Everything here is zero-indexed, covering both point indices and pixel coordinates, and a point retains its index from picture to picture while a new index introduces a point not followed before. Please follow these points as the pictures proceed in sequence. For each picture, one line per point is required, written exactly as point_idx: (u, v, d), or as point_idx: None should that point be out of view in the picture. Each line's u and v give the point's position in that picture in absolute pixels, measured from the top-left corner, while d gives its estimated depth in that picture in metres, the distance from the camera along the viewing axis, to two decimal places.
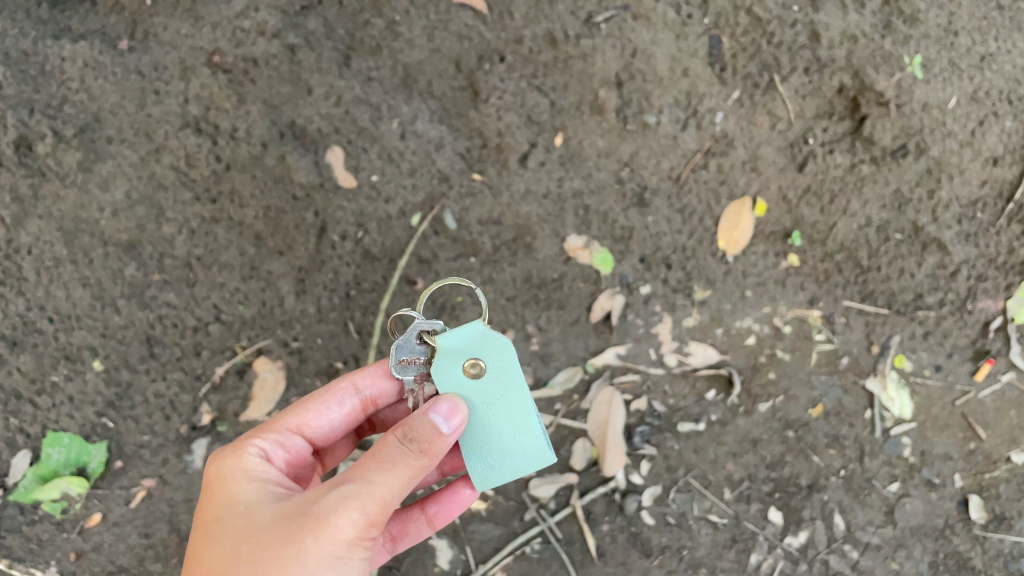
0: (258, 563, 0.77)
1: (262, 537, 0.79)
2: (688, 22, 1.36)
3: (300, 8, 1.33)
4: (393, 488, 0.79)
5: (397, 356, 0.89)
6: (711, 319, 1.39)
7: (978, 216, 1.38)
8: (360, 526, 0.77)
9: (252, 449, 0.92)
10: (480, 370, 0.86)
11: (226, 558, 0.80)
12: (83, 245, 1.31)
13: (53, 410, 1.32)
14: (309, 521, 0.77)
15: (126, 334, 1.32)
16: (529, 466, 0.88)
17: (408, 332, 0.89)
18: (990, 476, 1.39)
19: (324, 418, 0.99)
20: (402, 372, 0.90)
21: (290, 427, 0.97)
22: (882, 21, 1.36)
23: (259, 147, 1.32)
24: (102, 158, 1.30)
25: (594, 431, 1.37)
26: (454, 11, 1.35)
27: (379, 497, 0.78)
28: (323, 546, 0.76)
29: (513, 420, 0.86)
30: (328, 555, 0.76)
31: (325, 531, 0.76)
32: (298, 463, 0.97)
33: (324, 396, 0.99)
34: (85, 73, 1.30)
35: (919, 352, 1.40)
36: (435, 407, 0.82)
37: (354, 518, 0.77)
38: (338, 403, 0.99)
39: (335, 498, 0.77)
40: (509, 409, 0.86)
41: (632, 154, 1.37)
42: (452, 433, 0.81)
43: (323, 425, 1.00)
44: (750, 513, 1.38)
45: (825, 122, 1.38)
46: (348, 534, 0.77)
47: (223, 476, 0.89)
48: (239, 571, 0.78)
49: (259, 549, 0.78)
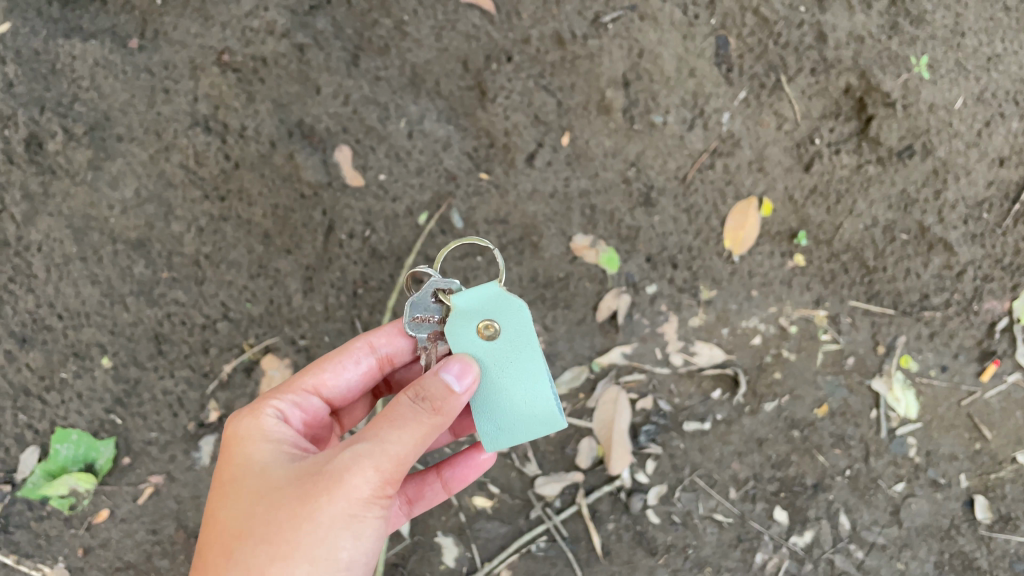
0: (274, 523, 0.77)
1: (277, 497, 0.78)
2: (694, 22, 1.36)
3: (309, 8, 1.33)
4: (407, 446, 0.77)
5: (411, 313, 0.88)
6: (716, 319, 1.39)
7: (984, 216, 1.38)
8: (375, 485, 0.76)
9: (269, 410, 0.92)
10: (494, 331, 0.85)
11: (241, 519, 0.79)
12: (92, 243, 1.31)
13: (62, 407, 1.32)
14: (323, 481, 0.76)
15: (135, 331, 1.33)
16: (540, 430, 0.87)
17: (423, 290, 0.88)
18: (995, 477, 1.39)
19: (341, 377, 1.00)
20: (416, 330, 0.89)
21: (306, 387, 0.97)
22: (889, 22, 1.36)
23: (268, 146, 1.33)
24: (111, 156, 1.31)
25: (599, 430, 1.37)
26: (462, 11, 1.35)
27: (393, 455, 0.77)
28: (336, 505, 0.75)
29: (525, 383, 0.86)
30: (342, 514, 0.75)
31: (339, 490, 0.75)
32: (315, 423, 0.98)
33: (340, 356, 0.99)
34: (95, 72, 1.31)
35: (925, 352, 1.40)
36: (447, 366, 0.81)
37: (368, 477, 0.76)
38: (354, 362, 1.00)
39: (349, 457, 0.76)
40: (520, 373, 0.86)
41: (638, 154, 1.38)
42: (464, 392, 0.80)
43: (340, 385, 1.00)
44: (756, 512, 1.38)
45: (831, 122, 1.38)
46: (362, 493, 0.76)
47: (239, 438, 0.88)
48: (254, 530, 0.77)
49: (274, 508, 0.78)
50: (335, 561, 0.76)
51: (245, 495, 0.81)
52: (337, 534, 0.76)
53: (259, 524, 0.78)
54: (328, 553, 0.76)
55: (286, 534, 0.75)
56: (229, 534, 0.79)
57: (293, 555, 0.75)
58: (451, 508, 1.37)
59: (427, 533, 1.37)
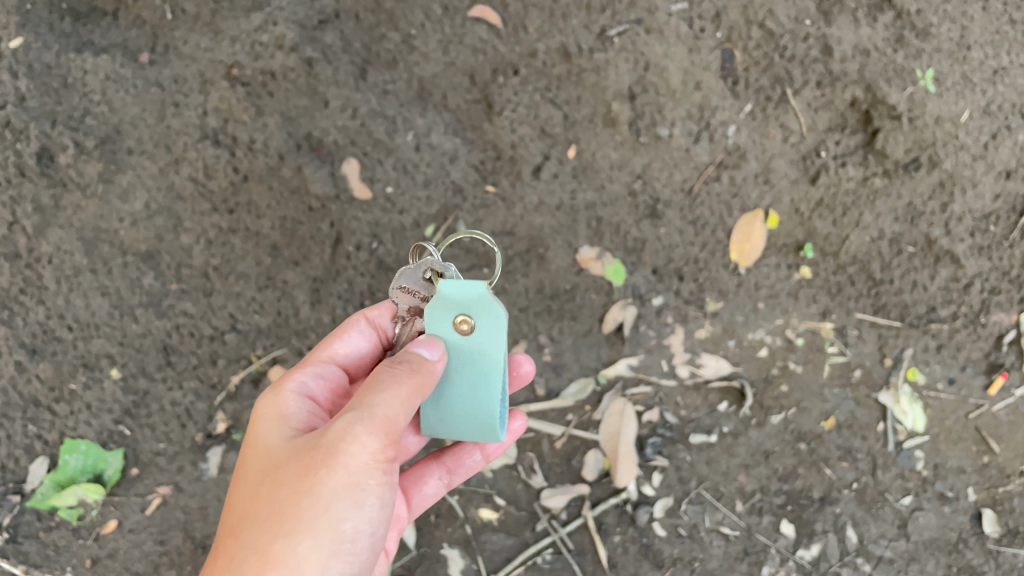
0: (275, 501, 0.76)
1: (277, 474, 0.78)
2: (700, 36, 1.37)
3: (318, 22, 1.34)
4: (396, 406, 0.78)
5: (400, 283, 0.88)
6: (722, 331, 1.39)
7: (991, 229, 1.38)
8: (373, 450, 0.76)
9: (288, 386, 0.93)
10: (467, 328, 0.84)
11: (246, 502, 0.79)
12: (102, 255, 1.33)
13: (71, 418, 1.33)
14: (320, 451, 0.76)
15: (144, 342, 1.34)
16: (474, 430, 0.89)
17: (417, 263, 0.88)
18: (1004, 490, 1.39)
19: (349, 348, 1.03)
20: (399, 300, 0.89)
21: (320, 359, 1.00)
22: (895, 35, 1.36)
23: (276, 158, 1.34)
24: (122, 169, 1.32)
25: (606, 442, 1.37)
26: (469, 25, 1.36)
27: (383, 418, 0.77)
28: (336, 474, 0.75)
29: (478, 386, 0.86)
30: (343, 482, 0.75)
31: (338, 460, 0.75)
32: (340, 390, 0.99)
33: (341, 329, 1.03)
34: (106, 86, 1.32)
35: (932, 365, 1.40)
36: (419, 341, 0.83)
37: (363, 442, 0.76)
38: (356, 331, 1.04)
39: (341, 424, 0.76)
40: (479, 376, 0.86)
41: (644, 166, 1.38)
42: (438, 360, 0.82)
43: (350, 357, 1.03)
44: (762, 525, 1.38)
45: (837, 135, 1.38)
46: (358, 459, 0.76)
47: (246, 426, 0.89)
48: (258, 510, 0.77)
49: (276, 486, 0.77)
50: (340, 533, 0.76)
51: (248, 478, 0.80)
52: (340, 503, 0.75)
53: (261, 505, 0.77)
54: (332, 524, 0.75)
55: (289, 510, 0.75)
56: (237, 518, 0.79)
57: (297, 530, 0.74)
58: (457, 520, 1.37)
59: (434, 545, 1.37)
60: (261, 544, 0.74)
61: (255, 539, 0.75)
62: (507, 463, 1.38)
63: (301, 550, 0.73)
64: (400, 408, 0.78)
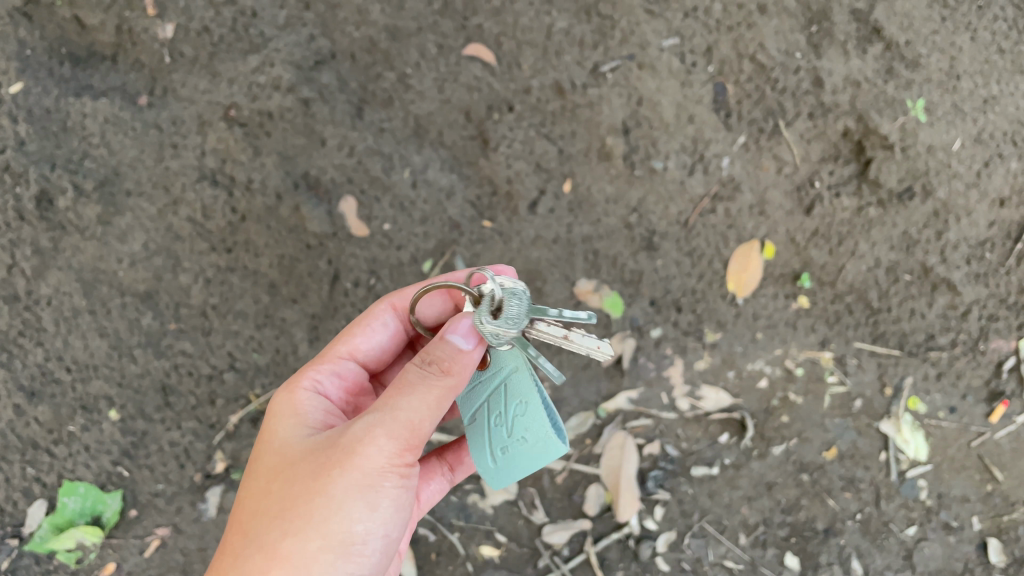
0: (280, 503, 0.79)
1: (293, 473, 0.81)
2: (692, 70, 1.38)
3: (314, 63, 1.36)
4: (419, 413, 0.79)
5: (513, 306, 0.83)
6: (722, 362, 1.39)
7: (987, 256, 1.38)
8: (390, 454, 0.78)
9: (305, 382, 0.96)
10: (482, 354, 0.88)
11: (276, 493, 0.80)
12: (101, 296, 1.33)
13: (70, 460, 1.33)
14: (324, 466, 0.78)
15: (142, 382, 1.33)
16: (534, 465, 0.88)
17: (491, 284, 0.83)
18: (1009, 519, 1.38)
19: (371, 340, 1.03)
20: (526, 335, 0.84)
21: (341, 354, 1.02)
22: (885, 66, 1.38)
23: (274, 198, 1.35)
24: (121, 211, 1.33)
25: (607, 476, 1.37)
26: (464, 64, 1.37)
27: (406, 421, 0.78)
28: (350, 476, 0.77)
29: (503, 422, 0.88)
30: (352, 489, 0.77)
31: (355, 460, 0.77)
32: (356, 387, 1.02)
33: (367, 320, 1.04)
34: (105, 129, 1.33)
35: (933, 393, 1.39)
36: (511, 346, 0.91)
37: (374, 453, 0.77)
38: (381, 324, 1.04)
39: (364, 426, 0.78)
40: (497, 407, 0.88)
41: (639, 199, 1.39)
42: (474, 350, 0.81)
43: (372, 348, 1.04)
44: (767, 558, 1.37)
45: (831, 165, 1.39)
46: (378, 465, 0.77)
47: (274, 415, 0.92)
48: (285, 497, 0.79)
49: (292, 481, 0.80)
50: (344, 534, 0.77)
51: (274, 473, 0.82)
52: (350, 505, 0.77)
53: (274, 500, 0.80)
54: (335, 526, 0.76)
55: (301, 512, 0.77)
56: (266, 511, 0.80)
57: (304, 529, 0.76)
58: (458, 557, 1.36)
59: None
60: (269, 549, 0.76)
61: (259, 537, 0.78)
62: (508, 498, 1.37)
63: (308, 550, 0.76)
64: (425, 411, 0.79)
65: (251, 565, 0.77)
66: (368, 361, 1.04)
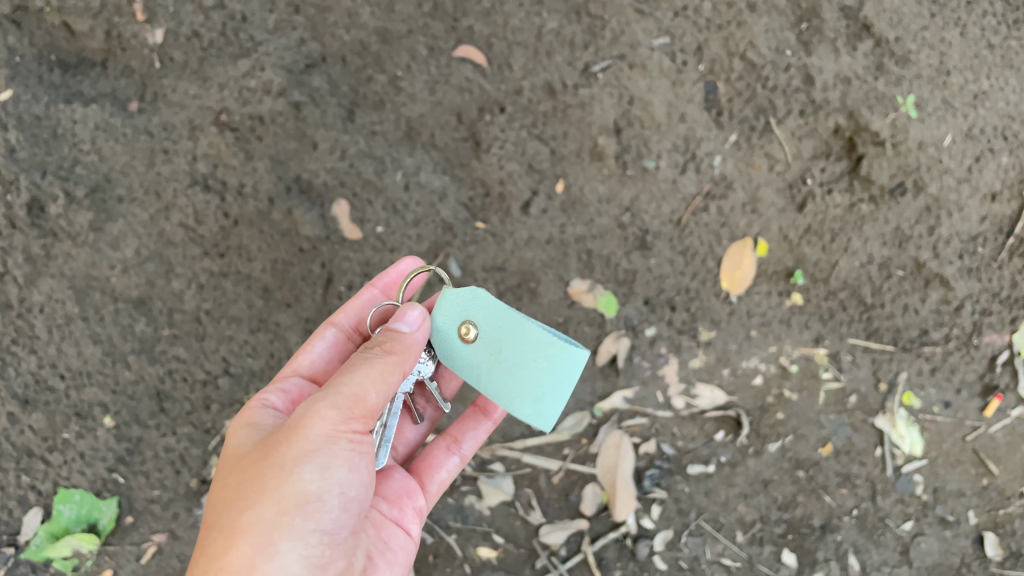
0: (244, 479, 0.82)
1: (254, 454, 0.84)
2: (682, 69, 1.38)
3: (305, 67, 1.35)
4: (364, 384, 0.81)
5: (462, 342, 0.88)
6: (717, 359, 1.39)
7: (979, 250, 1.39)
8: (336, 420, 0.81)
9: (259, 403, 0.98)
10: (472, 333, 0.87)
11: (243, 470, 0.83)
12: (94, 303, 1.33)
13: (65, 467, 1.33)
14: (280, 444, 0.81)
15: (137, 389, 1.33)
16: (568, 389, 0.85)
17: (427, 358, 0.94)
18: (1004, 512, 1.38)
19: (314, 352, 1.06)
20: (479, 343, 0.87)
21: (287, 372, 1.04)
22: (875, 63, 1.38)
23: (266, 203, 1.35)
24: (113, 218, 1.33)
25: (604, 476, 1.37)
26: (455, 66, 1.37)
27: (352, 392, 0.81)
28: (301, 444, 0.80)
29: (532, 359, 0.85)
30: (305, 454, 0.80)
31: (304, 430, 0.80)
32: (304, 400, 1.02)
33: (310, 339, 1.07)
34: (96, 135, 1.33)
35: (927, 388, 1.40)
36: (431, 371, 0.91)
37: (324, 421, 0.80)
38: (321, 337, 1.07)
39: (312, 401, 0.82)
40: (517, 357, 0.86)
41: (632, 199, 1.39)
42: (413, 330, 0.87)
43: (314, 360, 1.06)
44: (764, 555, 1.37)
45: (822, 162, 1.39)
46: (319, 429, 0.80)
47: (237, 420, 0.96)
48: (249, 473, 0.82)
49: (247, 464, 0.83)
50: (302, 501, 0.79)
51: (240, 457, 0.85)
52: (301, 469, 0.79)
53: (232, 484, 0.83)
54: (291, 494, 0.78)
55: (257, 488, 0.79)
56: (231, 487, 0.83)
57: (263, 499, 0.79)
58: (456, 559, 1.36)
59: None
60: (228, 521, 0.79)
61: (220, 522, 0.80)
62: (505, 499, 1.37)
63: (266, 517, 0.78)
64: (364, 380, 0.81)
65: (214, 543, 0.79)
66: (315, 375, 1.05)
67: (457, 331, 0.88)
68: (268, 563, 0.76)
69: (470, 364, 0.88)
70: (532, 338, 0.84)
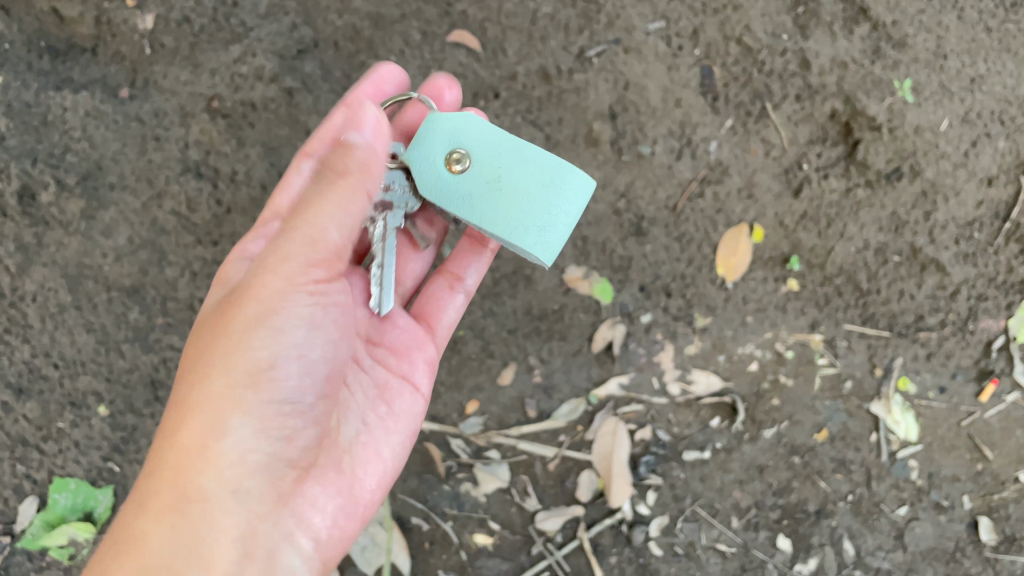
0: (200, 346, 0.82)
1: (212, 322, 0.84)
2: (678, 53, 1.37)
3: (297, 52, 1.34)
4: (317, 228, 0.78)
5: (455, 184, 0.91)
6: (712, 346, 1.39)
7: (976, 235, 1.38)
8: (291, 275, 0.80)
9: (242, 253, 0.95)
10: (462, 154, 0.92)
11: (200, 341, 0.83)
12: (86, 291, 1.32)
13: (60, 456, 1.32)
14: (235, 310, 0.82)
15: (131, 378, 1.32)
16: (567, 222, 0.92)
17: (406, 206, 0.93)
18: (999, 497, 1.39)
19: (294, 186, 0.98)
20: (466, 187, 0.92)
21: (269, 219, 0.97)
22: (871, 47, 1.37)
23: (259, 189, 1.32)
24: (104, 206, 1.32)
25: (599, 461, 1.37)
26: (449, 51, 1.36)
27: (305, 239, 0.79)
28: (252, 308, 0.80)
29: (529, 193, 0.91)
30: (258, 317, 0.80)
31: (257, 291, 0.81)
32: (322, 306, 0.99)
33: (287, 175, 0.99)
34: (87, 122, 1.31)
35: (922, 373, 1.40)
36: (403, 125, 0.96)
37: (278, 281, 0.80)
38: (299, 172, 0.98)
39: (265, 263, 0.81)
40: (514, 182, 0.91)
41: (628, 185, 1.38)
42: (369, 142, 0.76)
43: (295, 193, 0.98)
44: (759, 540, 1.38)
45: (819, 147, 1.38)
46: (271, 292, 0.80)
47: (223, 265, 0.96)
48: (206, 342, 0.82)
49: (204, 332, 0.84)
50: (258, 368, 0.80)
51: (202, 325, 0.86)
52: (256, 334, 0.80)
53: (192, 354, 0.84)
54: (248, 361, 0.79)
55: (213, 349, 0.81)
56: (191, 357, 0.83)
57: (216, 366, 0.79)
58: (452, 546, 1.37)
59: (429, 572, 1.36)
60: (184, 391, 0.81)
61: (178, 391, 0.81)
62: (501, 486, 1.38)
63: (218, 387, 0.79)
64: (323, 219, 0.78)
65: (171, 415, 0.81)
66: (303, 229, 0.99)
67: (446, 157, 0.91)
68: (221, 433, 0.78)
69: (459, 192, 0.91)
70: (530, 174, 0.91)
